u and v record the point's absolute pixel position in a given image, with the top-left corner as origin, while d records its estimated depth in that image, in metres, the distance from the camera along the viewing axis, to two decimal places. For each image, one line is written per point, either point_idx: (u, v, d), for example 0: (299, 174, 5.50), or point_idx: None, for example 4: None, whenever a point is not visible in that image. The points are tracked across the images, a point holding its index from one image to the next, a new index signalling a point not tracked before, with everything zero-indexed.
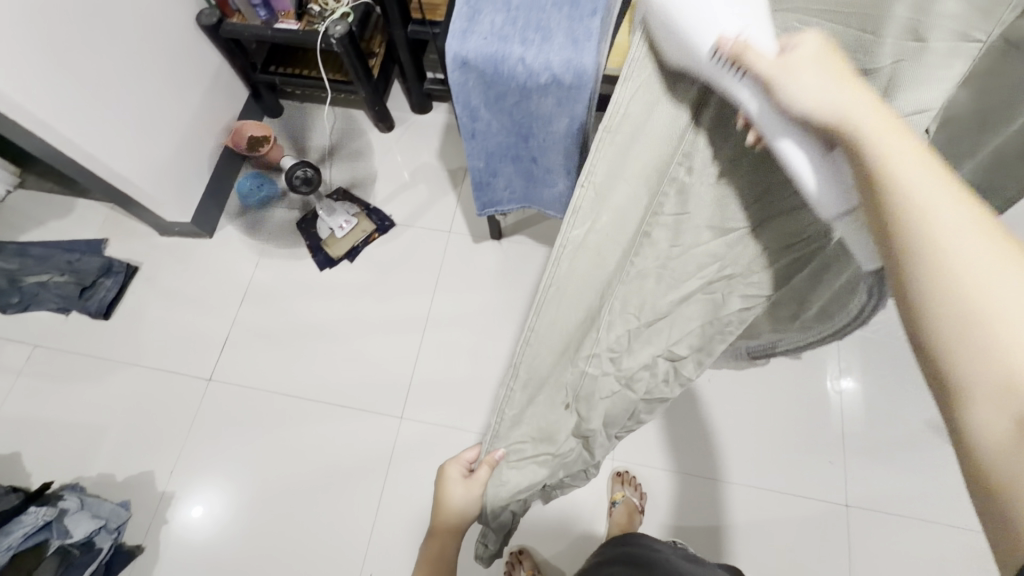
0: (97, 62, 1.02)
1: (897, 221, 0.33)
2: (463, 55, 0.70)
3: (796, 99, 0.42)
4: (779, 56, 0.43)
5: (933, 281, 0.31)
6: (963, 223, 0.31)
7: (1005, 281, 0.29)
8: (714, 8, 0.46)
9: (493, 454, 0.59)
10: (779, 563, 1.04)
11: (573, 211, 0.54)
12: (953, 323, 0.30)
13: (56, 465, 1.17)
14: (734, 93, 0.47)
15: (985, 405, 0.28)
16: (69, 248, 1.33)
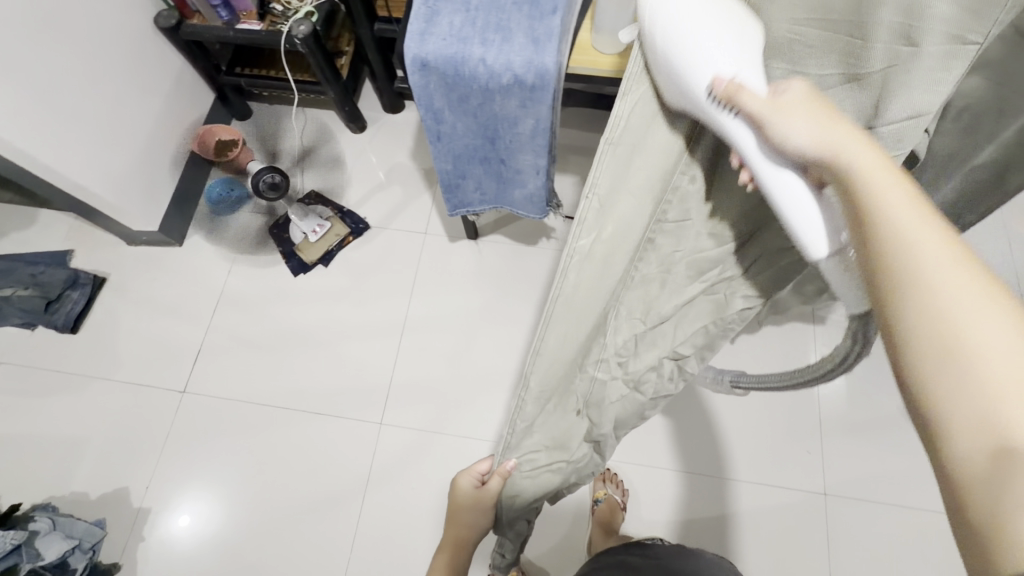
0: (49, 69, 0.98)
1: (882, 260, 0.35)
2: (422, 57, 0.68)
3: (788, 138, 0.43)
4: (767, 100, 0.44)
5: (919, 309, 0.32)
6: (949, 250, 0.32)
7: (984, 317, 0.30)
8: (710, 52, 0.46)
9: (504, 465, 0.58)
10: (761, 552, 1.05)
11: (579, 222, 0.53)
12: (940, 345, 0.31)
13: (27, 484, 1.14)
14: (725, 131, 0.48)
15: (963, 420, 0.29)
16: (32, 260, 1.29)
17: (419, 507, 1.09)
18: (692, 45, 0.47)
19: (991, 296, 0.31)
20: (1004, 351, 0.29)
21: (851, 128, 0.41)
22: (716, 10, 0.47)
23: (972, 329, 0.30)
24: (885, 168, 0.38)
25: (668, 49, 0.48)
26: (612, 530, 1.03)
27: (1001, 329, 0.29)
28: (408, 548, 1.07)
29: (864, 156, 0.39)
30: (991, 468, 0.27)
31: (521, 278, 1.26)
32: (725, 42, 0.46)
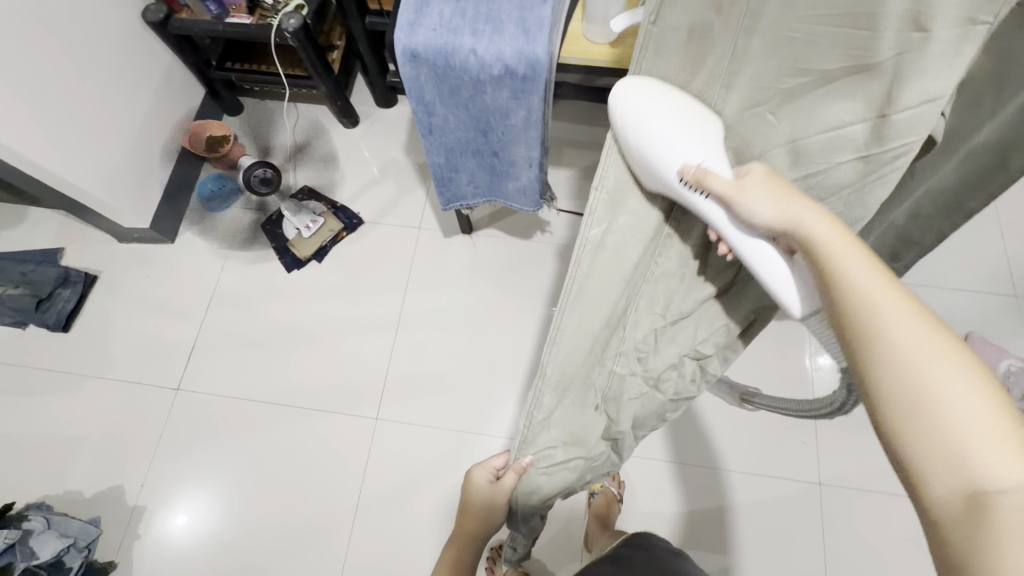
0: (35, 65, 0.97)
1: (855, 324, 0.41)
2: (412, 48, 0.68)
3: (758, 217, 0.53)
4: (733, 182, 0.54)
5: (893, 366, 0.38)
6: (904, 311, 0.40)
7: (946, 372, 0.36)
8: (679, 143, 0.56)
9: (520, 461, 0.66)
10: (756, 543, 1.06)
11: (590, 213, 0.61)
12: (907, 400, 0.37)
13: (21, 484, 1.13)
14: (700, 208, 0.58)
15: (936, 463, 0.35)
16: (22, 258, 1.28)
17: (415, 502, 1.09)
18: (653, 139, 0.57)
19: (943, 350, 0.37)
20: (960, 401, 0.35)
21: (809, 203, 0.50)
22: (678, 106, 0.57)
23: (932, 383, 0.36)
24: (840, 240, 0.46)
25: (638, 142, 0.58)
26: (608, 522, 1.03)
27: (953, 380, 0.36)
28: (405, 543, 1.07)
29: (823, 232, 0.47)
30: (962, 504, 0.33)
31: (515, 272, 1.26)
32: (688, 140, 0.56)
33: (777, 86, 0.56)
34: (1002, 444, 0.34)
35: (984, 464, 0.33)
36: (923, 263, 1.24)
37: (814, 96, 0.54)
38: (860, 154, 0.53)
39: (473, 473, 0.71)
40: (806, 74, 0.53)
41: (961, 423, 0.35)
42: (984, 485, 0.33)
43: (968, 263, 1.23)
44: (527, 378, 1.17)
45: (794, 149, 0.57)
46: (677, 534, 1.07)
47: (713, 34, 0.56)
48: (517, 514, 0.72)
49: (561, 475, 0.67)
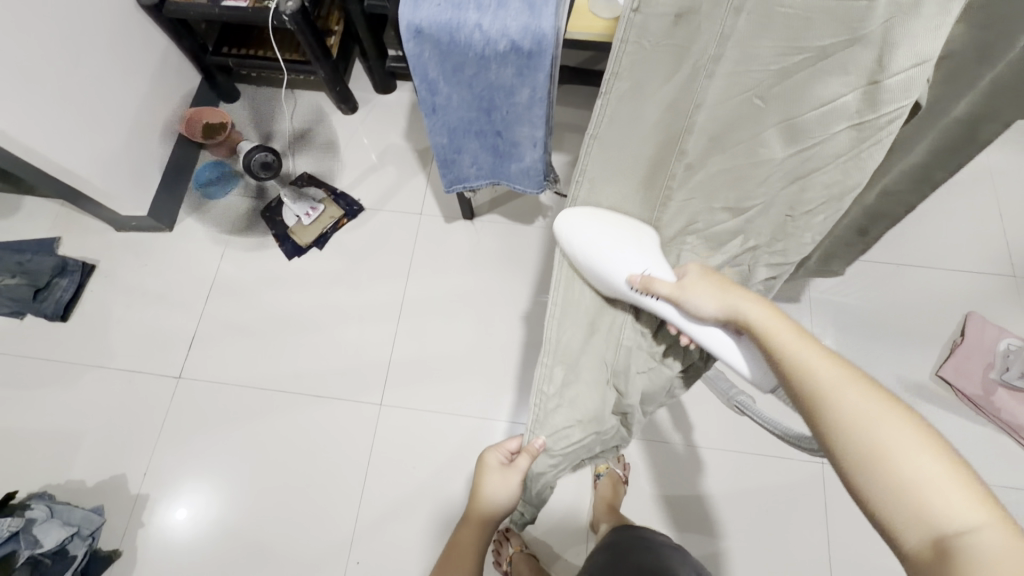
0: (31, 49, 0.95)
1: (807, 392, 0.48)
2: (416, 24, 0.67)
3: (705, 308, 0.64)
4: (678, 284, 0.67)
5: (845, 424, 0.44)
6: (841, 376, 0.47)
7: (887, 423, 0.42)
8: (623, 258, 0.70)
9: (534, 443, 0.72)
10: (761, 524, 1.06)
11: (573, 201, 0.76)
12: (865, 454, 0.42)
13: (21, 474, 1.12)
14: (656, 309, 0.69)
15: (898, 509, 0.39)
16: (18, 248, 1.26)
17: (421, 487, 1.09)
18: (603, 255, 0.71)
19: (878, 403, 0.43)
20: (906, 450, 0.40)
21: (742, 293, 0.62)
22: (615, 228, 0.73)
23: (877, 434, 0.42)
24: (775, 321, 0.56)
25: (591, 260, 0.71)
26: (614, 504, 1.04)
27: (893, 431, 0.41)
28: (411, 528, 1.07)
29: (762, 317, 0.58)
30: (932, 546, 0.36)
31: (518, 258, 1.26)
32: (631, 253, 0.70)
33: (769, 67, 0.59)
34: (946, 481, 0.38)
35: (940, 505, 0.37)
36: (923, 244, 1.24)
37: (809, 71, 0.58)
38: (853, 123, 0.58)
39: (484, 454, 0.73)
40: (801, 53, 0.57)
41: (910, 467, 0.39)
42: (946, 526, 0.36)
43: (967, 244, 1.24)
44: (531, 363, 1.17)
45: (789, 127, 0.61)
46: (683, 516, 1.08)
47: (700, 16, 0.59)
48: (530, 492, 0.76)
49: (576, 450, 0.74)
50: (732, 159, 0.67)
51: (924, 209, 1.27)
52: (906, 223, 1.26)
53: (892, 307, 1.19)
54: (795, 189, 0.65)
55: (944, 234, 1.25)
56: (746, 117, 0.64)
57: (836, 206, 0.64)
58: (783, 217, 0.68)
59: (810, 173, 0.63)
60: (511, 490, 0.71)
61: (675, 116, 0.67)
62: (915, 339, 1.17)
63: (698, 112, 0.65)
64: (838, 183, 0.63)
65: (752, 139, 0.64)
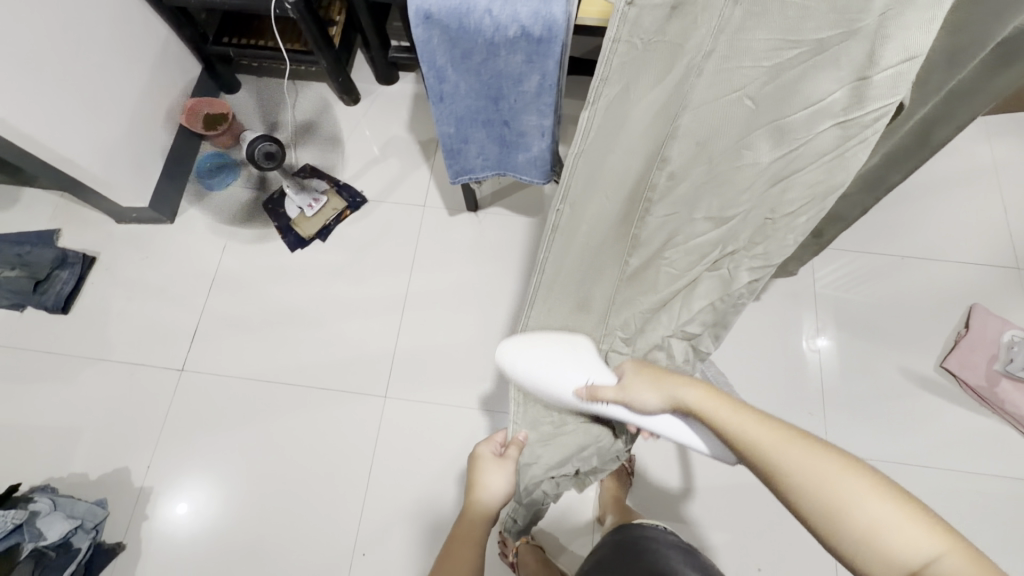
0: (32, 35, 0.94)
1: (754, 457, 0.50)
2: (425, 9, 0.66)
3: (649, 406, 0.63)
4: (618, 386, 0.66)
5: (797, 486, 0.47)
6: (776, 439, 0.50)
7: (830, 475, 0.45)
8: (563, 374, 0.71)
9: (518, 436, 0.76)
10: (767, 516, 1.06)
11: (552, 230, 0.73)
12: (824, 511, 0.45)
13: (23, 467, 1.12)
14: (609, 412, 0.68)
15: (874, 561, 0.42)
16: (17, 240, 1.25)
17: (426, 481, 1.09)
18: (549, 373, 0.71)
19: (824, 464, 0.46)
20: (853, 499, 0.44)
21: (674, 377, 0.62)
22: (550, 348, 0.73)
23: (834, 496, 0.45)
24: (710, 401, 0.57)
25: (538, 381, 0.72)
26: (620, 496, 1.04)
27: (839, 487, 0.45)
28: (417, 521, 1.07)
29: (695, 397, 0.58)
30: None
31: (521, 251, 1.25)
32: (569, 372, 0.71)
33: (761, 63, 0.57)
34: (901, 523, 0.42)
35: (898, 544, 0.41)
36: (928, 237, 1.24)
37: (802, 67, 0.56)
38: (839, 121, 0.55)
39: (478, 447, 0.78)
40: (797, 46, 0.54)
41: (871, 519, 0.43)
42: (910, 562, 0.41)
43: (972, 237, 1.24)
44: None
45: (777, 128, 0.58)
46: (687, 509, 1.08)
47: (696, 7, 0.57)
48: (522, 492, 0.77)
49: (559, 444, 0.75)
50: (712, 166, 0.64)
51: (927, 202, 1.27)
52: (911, 217, 1.26)
53: (895, 299, 1.19)
54: (777, 192, 0.61)
55: (947, 226, 1.25)
56: (735, 120, 0.61)
57: (819, 207, 0.59)
58: (763, 219, 0.64)
59: (792, 174, 0.60)
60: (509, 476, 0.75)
61: (662, 121, 0.65)
62: (919, 332, 1.17)
63: (685, 114, 0.63)
64: (821, 183, 0.58)
65: (736, 144, 0.61)
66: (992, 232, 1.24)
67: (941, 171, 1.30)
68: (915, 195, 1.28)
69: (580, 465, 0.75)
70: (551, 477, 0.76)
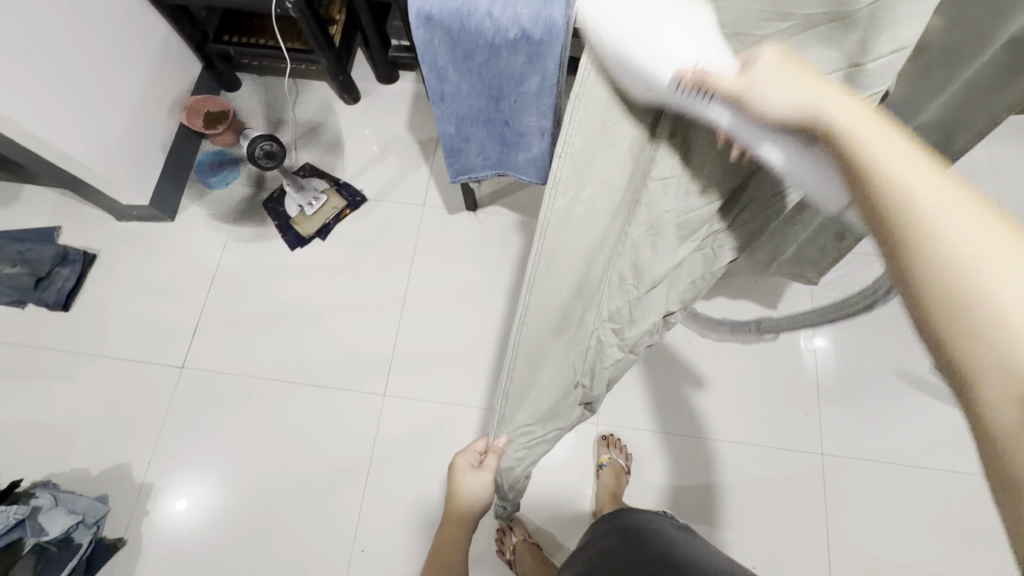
0: (34, 34, 0.94)
1: (894, 215, 0.34)
2: (426, 10, 0.67)
3: (767, 110, 0.43)
4: (743, 74, 0.44)
5: (943, 265, 0.31)
6: (962, 214, 0.32)
7: (1010, 278, 0.29)
8: (666, 38, 0.45)
9: (498, 443, 0.69)
10: (762, 512, 1.07)
11: (554, 183, 0.53)
12: (970, 312, 0.30)
13: (24, 463, 1.12)
14: (704, 113, 0.48)
15: (998, 383, 0.28)
16: (19, 237, 1.25)
17: (426, 478, 1.10)
18: (642, 43, 0.45)
19: (989, 227, 0.31)
20: None
21: (828, 87, 0.41)
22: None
23: (997, 296, 0.29)
24: (869, 123, 0.38)
25: (623, 50, 0.46)
26: (617, 493, 1.05)
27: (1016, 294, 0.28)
28: (418, 517, 1.08)
29: (851, 118, 0.39)
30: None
31: (521, 250, 1.26)
32: (676, 41, 0.45)
33: None
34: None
35: None
36: None
37: (798, 38, 0.48)
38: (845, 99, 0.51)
39: (454, 461, 0.76)
40: (788, 19, 0.47)
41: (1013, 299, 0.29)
42: None
43: None
44: None
45: None
46: (685, 507, 1.08)
47: None
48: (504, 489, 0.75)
49: (540, 445, 0.70)
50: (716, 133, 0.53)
51: None
52: None
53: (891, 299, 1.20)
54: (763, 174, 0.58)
55: None
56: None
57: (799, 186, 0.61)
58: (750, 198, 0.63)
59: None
60: (486, 485, 0.74)
61: None
62: None
63: None
64: None
65: None
66: None
67: None
68: None
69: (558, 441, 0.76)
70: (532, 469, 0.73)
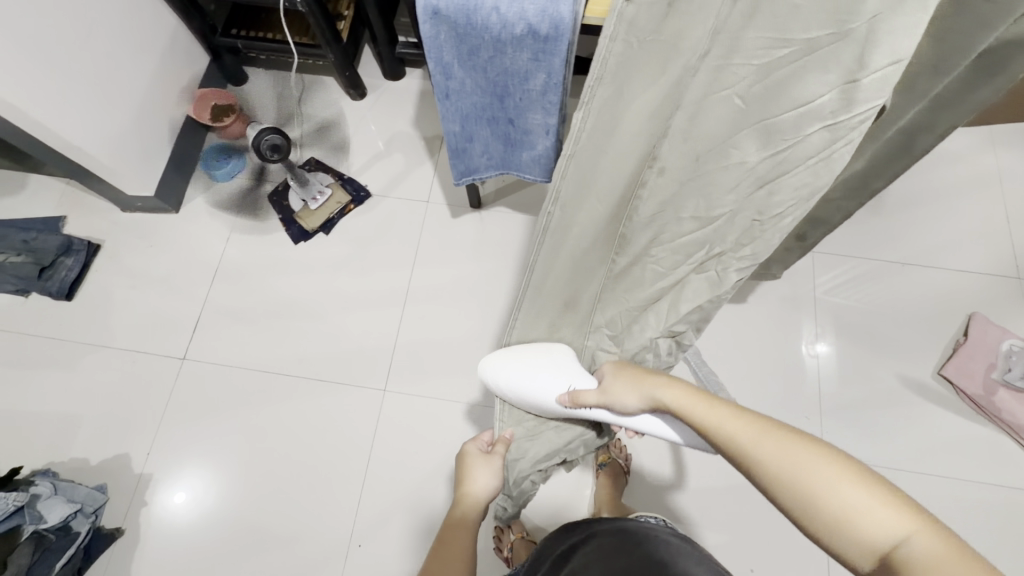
0: (44, 24, 0.95)
1: (725, 447, 0.53)
2: (434, 4, 0.67)
3: (628, 405, 0.64)
4: (601, 389, 0.67)
5: (772, 474, 0.48)
6: (758, 435, 0.51)
7: (810, 467, 0.46)
8: (544, 381, 0.71)
9: (504, 435, 0.77)
10: (761, 517, 1.07)
11: (546, 219, 0.67)
12: (796, 500, 0.46)
13: (24, 452, 1.12)
14: (594, 415, 0.69)
15: (845, 542, 0.42)
16: (24, 226, 1.26)
17: (423, 480, 1.09)
18: (534, 387, 0.71)
19: (790, 448, 0.48)
20: (822, 480, 0.45)
21: (654, 377, 0.63)
22: (534, 359, 0.73)
23: (803, 479, 0.46)
24: (689, 399, 0.59)
25: (521, 392, 0.72)
26: (616, 494, 1.04)
27: (812, 478, 0.45)
28: (416, 518, 1.07)
29: (676, 398, 0.60)
30: (882, 567, 0.40)
31: (522, 250, 1.26)
32: (552, 376, 0.71)
33: (751, 61, 0.53)
34: (871, 502, 0.42)
35: (872, 531, 0.41)
36: (930, 245, 1.24)
37: (792, 67, 0.52)
38: (826, 124, 0.52)
39: (464, 446, 0.79)
40: (788, 45, 0.50)
41: (837, 502, 0.43)
42: (882, 548, 0.41)
43: (974, 244, 1.23)
44: None
45: (764, 129, 0.55)
46: (682, 509, 1.08)
47: (694, 6, 0.52)
48: (511, 483, 0.78)
49: (545, 439, 0.76)
50: (699, 161, 0.62)
51: (931, 207, 1.27)
52: (915, 223, 1.26)
53: (896, 304, 1.19)
54: (764, 194, 0.59)
55: (951, 233, 1.24)
56: (724, 121, 0.58)
57: (804, 207, 0.59)
58: (750, 221, 0.62)
59: (780, 176, 0.57)
60: (493, 473, 0.77)
61: (656, 119, 0.62)
62: (918, 337, 1.17)
63: (679, 114, 0.61)
64: (807, 186, 0.57)
65: (723, 142, 0.59)
66: (994, 239, 1.23)
67: (949, 177, 1.29)
68: (921, 201, 1.27)
69: (570, 457, 0.77)
70: (539, 467, 0.77)
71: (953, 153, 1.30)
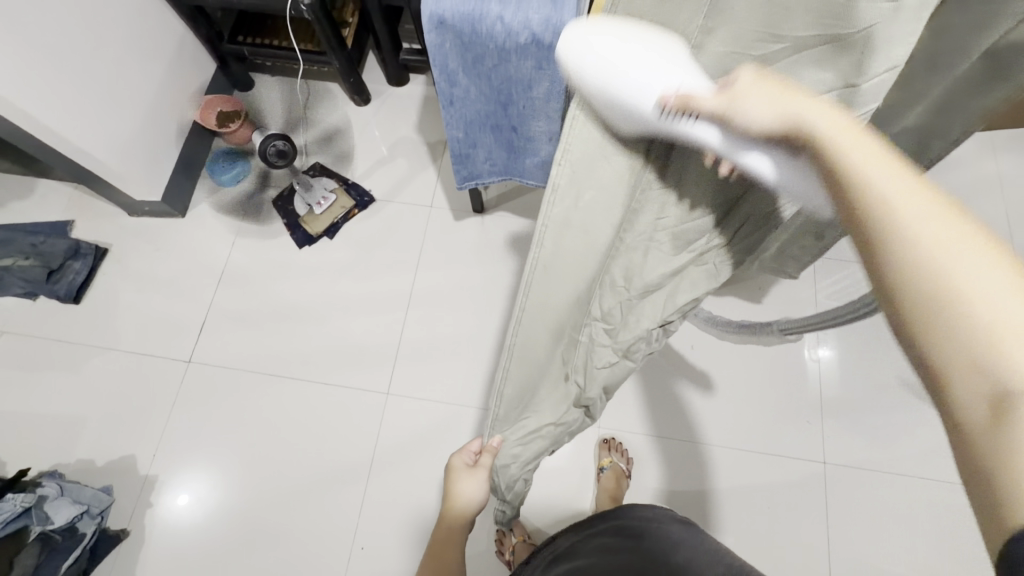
0: (53, 31, 0.96)
1: (855, 200, 0.34)
2: (439, 14, 0.68)
3: (750, 125, 0.44)
4: (723, 94, 0.45)
5: (909, 245, 0.30)
6: (922, 206, 0.31)
7: (964, 259, 0.28)
8: (649, 68, 0.45)
9: (493, 442, 0.74)
10: (764, 521, 1.07)
11: (553, 190, 0.53)
12: (921, 286, 0.29)
13: (31, 453, 1.14)
14: (692, 135, 0.48)
15: (956, 366, 0.27)
16: (32, 230, 1.27)
17: (426, 482, 1.10)
18: (626, 82, 0.46)
19: (958, 233, 0.29)
20: (986, 287, 0.27)
21: (811, 98, 0.41)
22: (646, 39, 0.45)
23: (952, 272, 0.28)
24: (847, 135, 0.38)
25: (610, 90, 0.47)
26: (617, 496, 1.06)
27: (970, 269, 0.28)
28: (420, 520, 1.08)
29: (827, 125, 0.39)
30: (986, 413, 0.26)
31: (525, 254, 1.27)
32: (669, 61, 0.45)
33: (750, 53, 0.47)
34: None
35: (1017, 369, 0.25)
36: None
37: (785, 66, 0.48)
38: None
39: (450, 462, 0.78)
40: (780, 42, 0.46)
41: (993, 318, 0.26)
42: (1012, 391, 0.25)
43: None
44: None
45: None
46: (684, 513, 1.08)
47: None
48: (501, 488, 0.77)
49: (534, 442, 0.73)
50: None
51: None
52: None
53: None
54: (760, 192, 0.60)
55: None
56: None
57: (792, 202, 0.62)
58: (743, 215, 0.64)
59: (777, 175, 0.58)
60: (480, 484, 0.77)
61: None
62: None
63: None
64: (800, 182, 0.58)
65: None
66: None
67: (949, 183, 1.30)
68: None
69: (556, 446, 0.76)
70: (528, 468, 0.74)
71: (953, 159, 1.31)
